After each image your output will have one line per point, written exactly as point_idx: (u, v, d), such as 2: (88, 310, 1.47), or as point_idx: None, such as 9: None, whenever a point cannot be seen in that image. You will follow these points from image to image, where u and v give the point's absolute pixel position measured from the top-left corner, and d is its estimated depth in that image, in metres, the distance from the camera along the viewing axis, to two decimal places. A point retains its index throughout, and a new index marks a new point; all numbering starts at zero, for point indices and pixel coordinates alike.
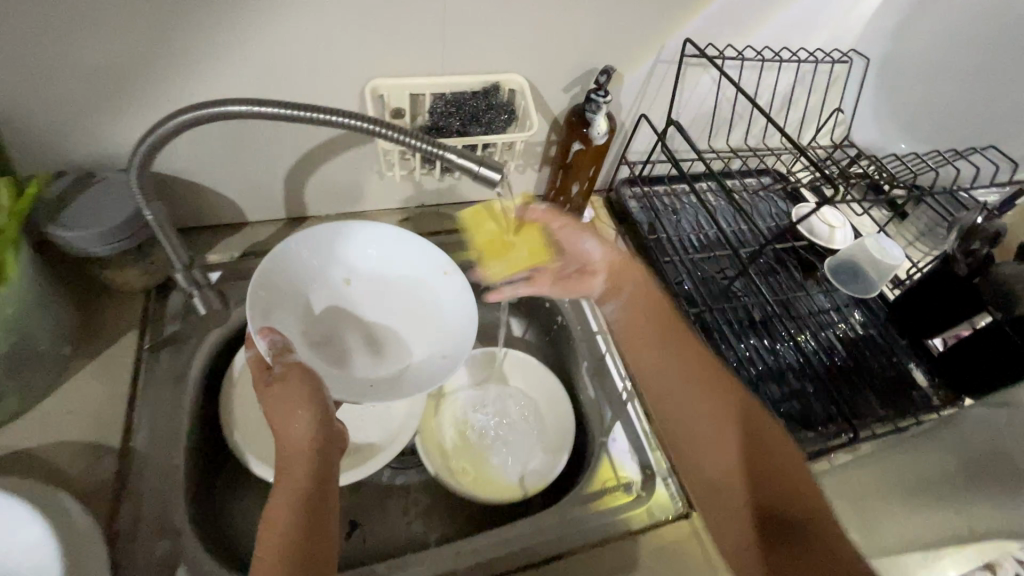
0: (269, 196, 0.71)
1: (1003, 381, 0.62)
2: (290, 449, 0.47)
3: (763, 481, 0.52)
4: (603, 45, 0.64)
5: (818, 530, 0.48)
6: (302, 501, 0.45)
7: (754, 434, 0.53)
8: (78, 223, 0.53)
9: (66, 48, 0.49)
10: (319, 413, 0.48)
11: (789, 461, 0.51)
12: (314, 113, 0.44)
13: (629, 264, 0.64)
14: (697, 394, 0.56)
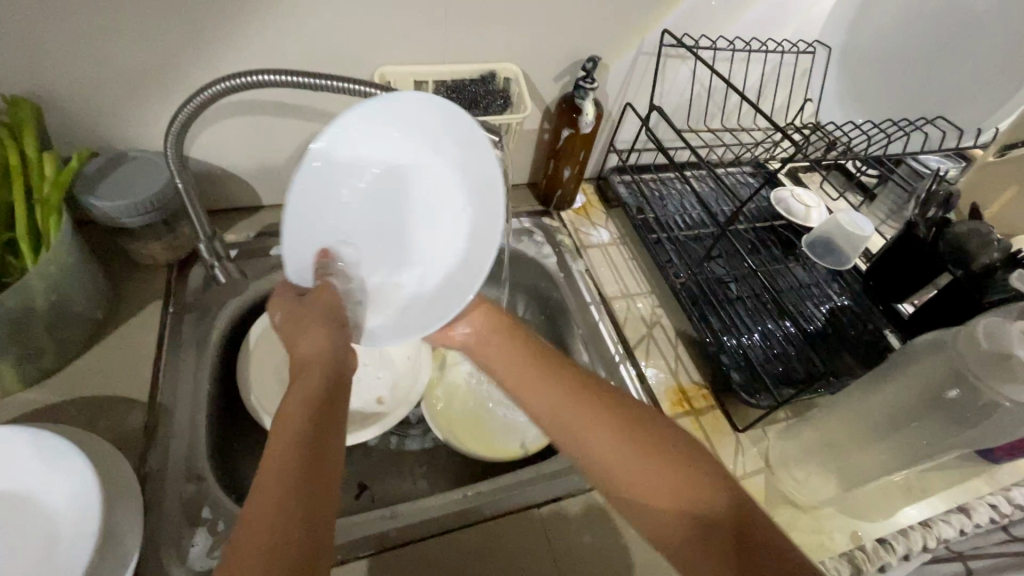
0: (283, 180, 0.76)
1: (949, 321, 0.67)
2: (308, 360, 0.46)
3: (615, 467, 0.43)
4: (590, 36, 0.71)
5: (737, 525, 0.38)
6: (312, 398, 0.41)
7: (618, 410, 0.45)
8: (114, 194, 0.59)
9: (108, 40, 0.55)
10: (332, 323, 0.50)
11: (645, 455, 0.42)
12: (337, 82, 0.51)
13: (496, 318, 0.56)
14: (560, 396, 0.47)
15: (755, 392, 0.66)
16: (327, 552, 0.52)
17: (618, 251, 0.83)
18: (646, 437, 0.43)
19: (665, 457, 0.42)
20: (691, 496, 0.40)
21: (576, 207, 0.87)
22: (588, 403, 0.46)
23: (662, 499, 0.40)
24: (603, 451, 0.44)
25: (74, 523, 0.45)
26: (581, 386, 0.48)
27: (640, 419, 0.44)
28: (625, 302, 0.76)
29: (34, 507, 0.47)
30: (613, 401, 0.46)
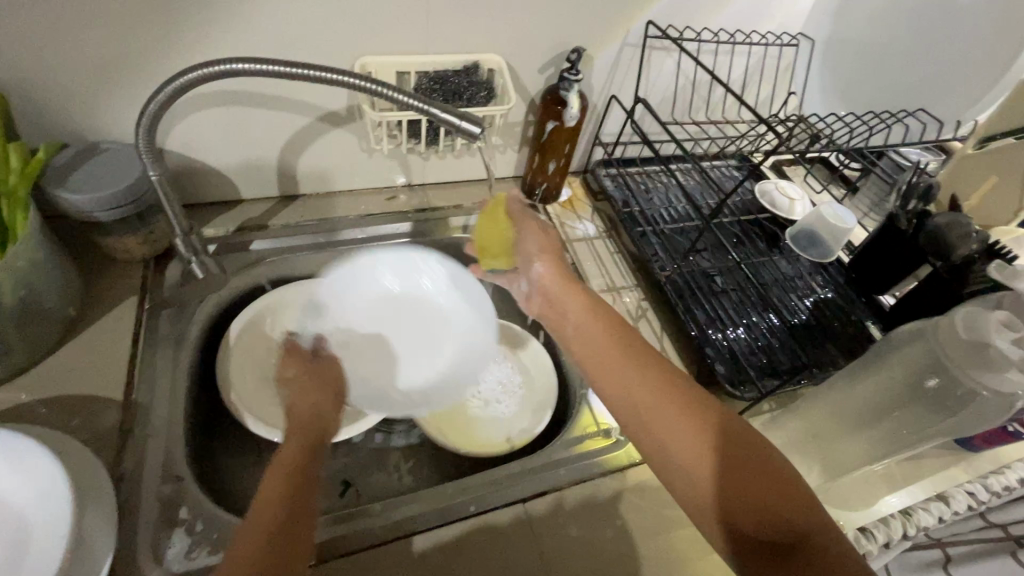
0: (263, 173, 0.74)
1: (928, 313, 0.67)
2: (296, 423, 0.51)
3: (655, 422, 0.43)
4: (574, 27, 0.70)
5: (815, 548, 0.37)
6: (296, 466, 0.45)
7: (692, 409, 0.43)
8: (85, 187, 0.57)
9: (74, 26, 0.53)
10: (326, 385, 0.57)
11: (691, 424, 0.42)
12: (314, 72, 0.50)
13: (566, 288, 0.56)
14: (615, 351, 0.48)
15: (740, 384, 0.66)
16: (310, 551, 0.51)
17: (604, 245, 0.82)
18: (724, 444, 0.41)
19: (742, 468, 0.40)
20: (735, 475, 0.40)
21: (562, 200, 0.87)
22: (663, 397, 0.44)
23: (739, 510, 0.39)
24: (648, 411, 0.44)
25: (45, 524, 0.44)
26: (657, 376, 0.45)
27: (718, 424, 0.42)
28: (612, 296, 0.76)
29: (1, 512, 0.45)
30: (691, 397, 0.44)
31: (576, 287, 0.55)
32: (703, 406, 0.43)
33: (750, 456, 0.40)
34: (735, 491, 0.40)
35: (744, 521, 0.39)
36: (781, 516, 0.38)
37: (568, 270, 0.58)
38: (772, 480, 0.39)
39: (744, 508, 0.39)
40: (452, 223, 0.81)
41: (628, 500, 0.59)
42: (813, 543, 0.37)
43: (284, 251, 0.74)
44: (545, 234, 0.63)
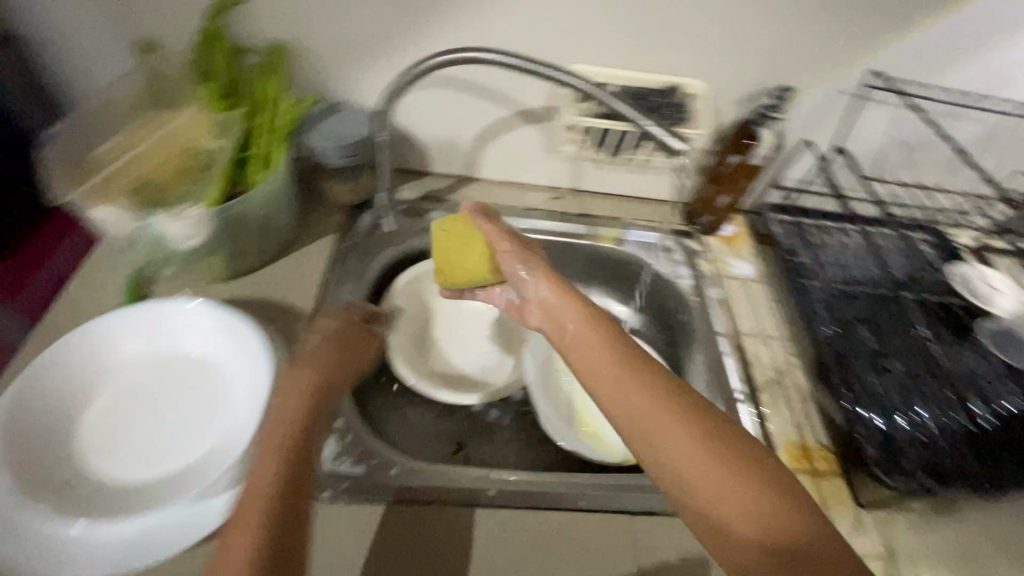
0: (454, 153, 0.83)
1: None
2: (291, 386, 0.53)
3: (665, 450, 0.39)
4: (788, 66, 0.69)
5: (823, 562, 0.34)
6: (285, 453, 0.46)
7: (689, 416, 0.40)
8: (330, 137, 0.69)
9: (357, 7, 0.64)
10: (333, 366, 0.58)
11: (686, 432, 0.39)
12: (549, 70, 0.57)
13: (564, 297, 0.51)
14: (615, 370, 0.44)
15: (893, 472, 0.59)
16: (431, 490, 0.56)
17: (759, 289, 0.79)
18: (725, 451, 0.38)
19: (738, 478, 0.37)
20: (753, 506, 0.36)
21: (722, 235, 0.85)
22: (658, 400, 0.41)
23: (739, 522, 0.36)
24: (661, 432, 0.40)
25: (242, 413, 0.55)
26: (650, 380, 0.43)
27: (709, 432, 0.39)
28: (759, 343, 0.73)
29: (214, 387, 0.57)
30: (688, 403, 0.41)
31: (578, 296, 0.51)
32: (705, 418, 0.40)
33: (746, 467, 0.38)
34: (753, 519, 0.36)
35: (753, 537, 0.35)
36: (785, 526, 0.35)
37: (546, 275, 0.54)
38: (773, 492, 0.37)
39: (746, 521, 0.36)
40: (609, 234, 0.83)
41: None
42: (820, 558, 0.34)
43: None
44: (523, 246, 0.58)
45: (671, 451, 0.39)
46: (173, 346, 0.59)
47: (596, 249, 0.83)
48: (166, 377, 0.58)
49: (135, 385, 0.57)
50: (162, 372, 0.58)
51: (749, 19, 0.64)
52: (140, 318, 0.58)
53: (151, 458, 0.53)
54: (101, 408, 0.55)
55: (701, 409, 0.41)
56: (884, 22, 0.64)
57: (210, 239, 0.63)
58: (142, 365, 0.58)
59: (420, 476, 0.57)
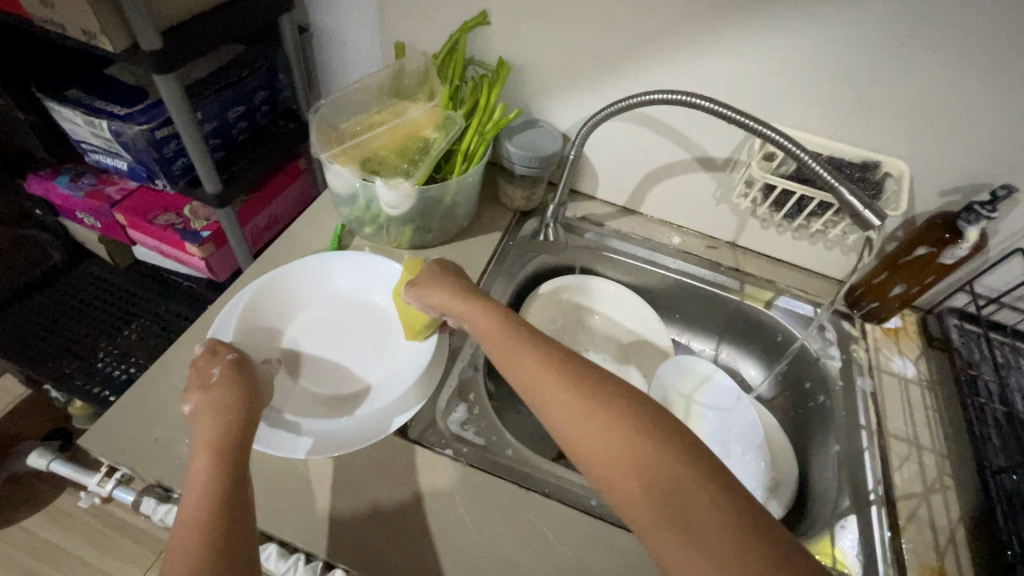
0: (622, 185, 0.88)
1: None
2: (210, 386, 0.49)
3: (601, 469, 0.40)
4: (1014, 164, 0.63)
5: (708, 507, 0.37)
6: (223, 441, 0.44)
7: (582, 386, 0.44)
8: (523, 146, 0.77)
9: (578, 40, 0.72)
10: (241, 371, 0.51)
11: (575, 399, 0.43)
12: (749, 122, 0.60)
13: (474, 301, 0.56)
14: (519, 350, 0.49)
15: None
16: (539, 480, 0.59)
17: (919, 393, 0.72)
18: (610, 410, 0.42)
19: (625, 443, 0.40)
20: (688, 508, 0.37)
21: (886, 327, 0.79)
22: (553, 374, 0.45)
23: (633, 483, 0.39)
24: (609, 460, 0.40)
25: (401, 364, 0.66)
26: (546, 358, 0.47)
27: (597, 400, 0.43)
28: (907, 449, 0.67)
29: (385, 337, 0.69)
30: (579, 373, 0.45)
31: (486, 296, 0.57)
32: (592, 382, 0.44)
33: (632, 426, 0.41)
34: (690, 521, 0.36)
35: (646, 488, 0.38)
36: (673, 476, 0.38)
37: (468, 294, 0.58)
38: (660, 444, 0.40)
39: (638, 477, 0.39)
40: (758, 295, 0.82)
41: None
42: (706, 503, 0.37)
43: (606, 250, 0.86)
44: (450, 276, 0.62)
45: (570, 423, 0.43)
46: (363, 294, 0.73)
47: (742, 306, 0.82)
48: (352, 317, 0.71)
49: (330, 314, 0.71)
50: (351, 311, 0.72)
51: (980, 110, 0.61)
52: (348, 263, 0.73)
53: (329, 376, 0.65)
54: (303, 323, 0.69)
55: (590, 375, 0.45)
56: None
57: (408, 212, 0.74)
58: (338, 300, 0.72)
59: (530, 465, 0.61)
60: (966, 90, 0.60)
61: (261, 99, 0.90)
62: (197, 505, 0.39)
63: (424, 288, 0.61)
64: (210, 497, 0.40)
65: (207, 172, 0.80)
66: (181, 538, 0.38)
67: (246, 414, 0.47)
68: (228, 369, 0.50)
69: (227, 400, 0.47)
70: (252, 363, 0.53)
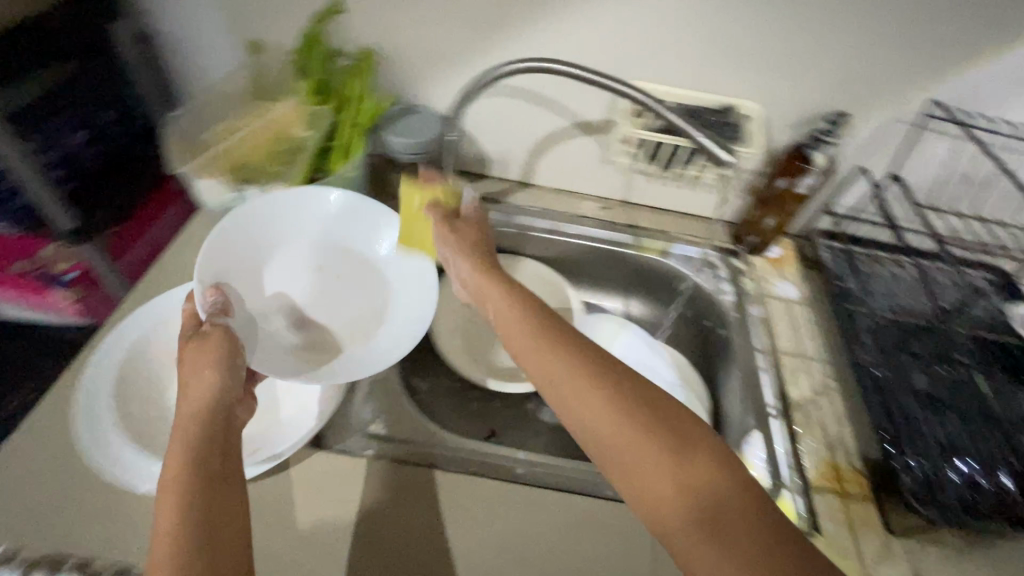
0: (513, 159, 0.88)
1: None
2: (185, 395, 0.49)
3: (602, 419, 0.46)
4: (845, 93, 0.70)
5: (737, 516, 0.40)
6: (202, 437, 0.46)
7: (624, 395, 0.47)
8: (402, 135, 0.76)
9: (438, 20, 0.71)
10: (223, 363, 0.52)
11: (613, 407, 0.46)
12: (603, 80, 0.62)
13: (513, 306, 0.58)
14: (559, 356, 0.51)
15: (927, 502, 0.58)
16: (467, 462, 0.60)
17: (802, 311, 0.79)
18: (650, 417, 0.45)
19: (661, 451, 0.43)
20: (679, 470, 0.42)
21: (769, 256, 0.85)
22: (592, 379, 0.48)
23: (665, 491, 0.42)
24: (645, 469, 0.43)
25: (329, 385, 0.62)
26: (585, 365, 0.49)
27: (633, 406, 0.46)
28: (796, 362, 0.73)
29: (355, 326, 0.70)
30: (619, 380, 0.48)
31: (525, 299, 0.58)
32: (630, 391, 0.47)
33: (669, 435, 0.44)
34: (676, 480, 0.42)
35: (680, 493, 0.41)
36: (705, 485, 0.41)
37: (510, 295, 0.59)
38: (692, 453, 0.43)
39: (669, 485, 0.42)
40: (654, 245, 0.86)
41: None
42: (736, 511, 0.40)
43: (507, 225, 0.87)
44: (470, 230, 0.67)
45: (607, 426, 0.45)
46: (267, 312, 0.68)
47: (641, 258, 0.86)
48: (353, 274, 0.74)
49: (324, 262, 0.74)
50: None
51: (808, 46, 0.67)
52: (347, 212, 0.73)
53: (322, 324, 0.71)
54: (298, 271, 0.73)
55: (628, 385, 0.48)
56: (944, 55, 0.65)
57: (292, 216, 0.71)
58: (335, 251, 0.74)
59: (456, 448, 0.61)
60: (793, 30, 0.65)
61: (110, 120, 0.82)
62: (181, 504, 0.40)
63: (446, 232, 0.67)
64: (185, 498, 0.41)
65: (56, 210, 0.77)
66: (167, 531, 0.39)
67: (216, 413, 0.48)
68: (205, 374, 0.51)
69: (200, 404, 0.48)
70: (228, 343, 0.55)
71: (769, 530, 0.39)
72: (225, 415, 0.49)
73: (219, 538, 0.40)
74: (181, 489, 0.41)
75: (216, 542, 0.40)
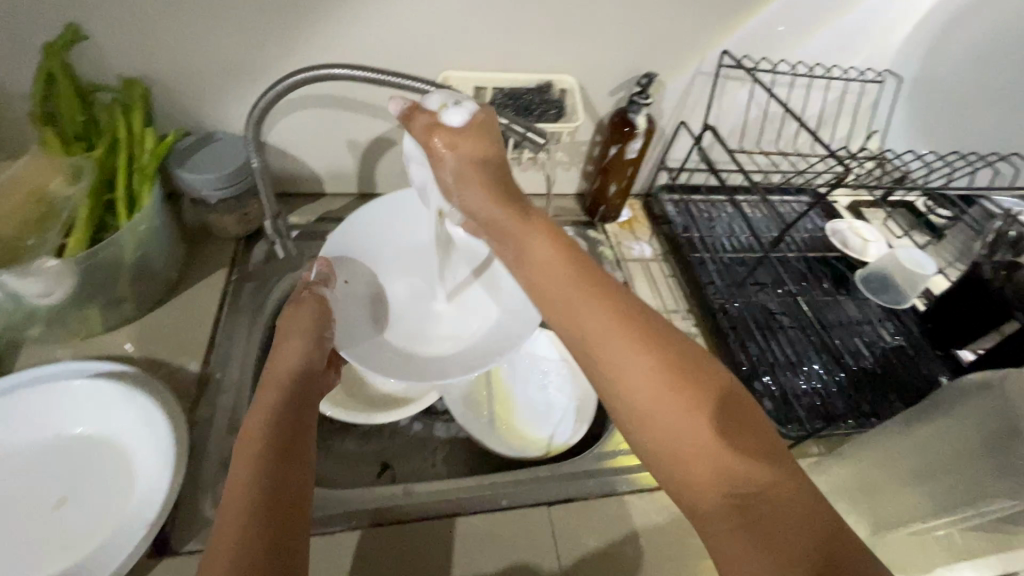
0: (346, 171, 0.81)
1: (980, 337, 0.68)
2: (278, 369, 0.52)
3: (636, 376, 0.39)
4: (648, 53, 0.72)
5: (777, 509, 0.34)
6: (283, 400, 0.48)
7: (669, 351, 0.40)
8: (200, 169, 0.66)
9: (208, 34, 0.63)
10: (309, 337, 0.56)
11: (651, 364, 0.39)
12: (400, 79, 0.54)
13: (545, 258, 0.47)
14: (595, 299, 0.43)
15: (787, 421, 0.63)
16: (346, 517, 0.54)
17: (659, 268, 0.82)
18: (690, 381, 0.38)
19: (699, 421, 0.37)
20: (718, 448, 0.36)
21: (621, 221, 0.88)
22: (636, 330, 0.41)
23: (699, 462, 0.36)
24: (674, 439, 0.37)
25: (153, 477, 0.52)
26: (632, 314, 0.42)
27: (674, 364, 0.39)
28: (661, 318, 0.76)
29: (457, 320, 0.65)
30: (667, 337, 0.41)
31: (559, 244, 0.47)
32: (680, 351, 0.40)
33: (711, 406, 0.38)
34: (726, 467, 0.35)
35: (716, 467, 0.36)
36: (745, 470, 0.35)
37: (533, 242, 0.48)
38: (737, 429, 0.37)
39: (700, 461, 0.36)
40: None
41: (654, 530, 0.57)
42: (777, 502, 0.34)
43: None
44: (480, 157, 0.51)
45: (640, 374, 0.39)
46: (75, 417, 0.55)
47: None
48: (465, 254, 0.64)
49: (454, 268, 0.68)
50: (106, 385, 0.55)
51: (602, 13, 0.67)
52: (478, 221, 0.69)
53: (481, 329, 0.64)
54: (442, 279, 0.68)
55: (680, 345, 0.40)
56: (720, 6, 0.68)
57: (76, 291, 0.58)
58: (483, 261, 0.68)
59: (334, 503, 0.55)
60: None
61: None
62: (251, 470, 0.41)
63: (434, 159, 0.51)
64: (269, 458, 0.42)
65: None
66: (246, 470, 0.41)
67: (301, 397, 0.50)
68: (307, 349, 0.55)
69: (285, 372, 0.52)
70: (321, 306, 0.59)
71: (829, 530, 0.33)
72: (310, 395, 0.51)
73: (286, 488, 0.40)
74: (260, 442, 0.43)
75: (284, 487, 0.40)
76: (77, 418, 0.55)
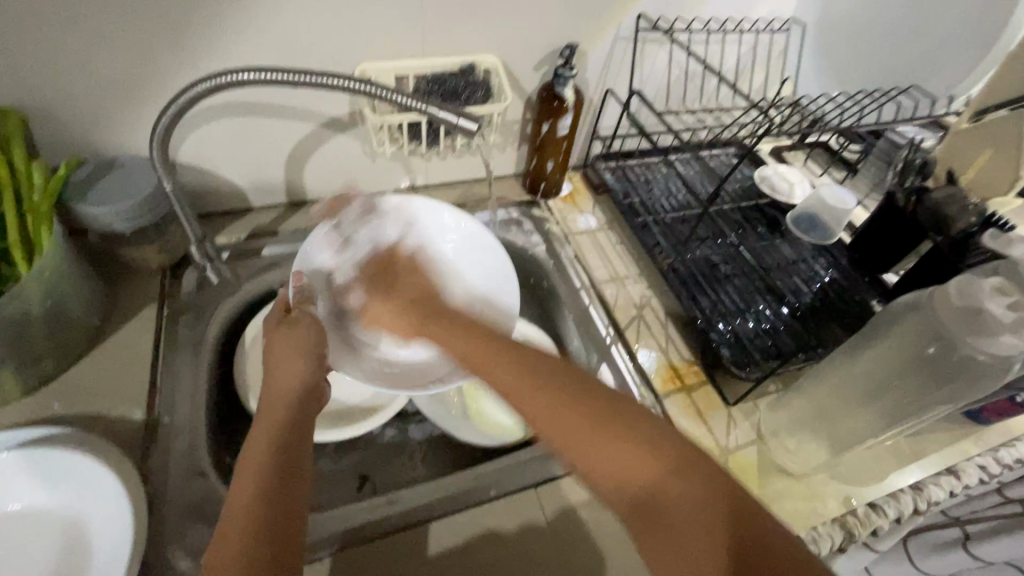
0: (272, 182, 0.76)
1: (900, 261, 0.73)
2: (283, 392, 0.49)
3: (556, 428, 0.40)
4: (566, 24, 0.72)
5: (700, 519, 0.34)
6: (283, 425, 0.45)
7: (585, 403, 0.40)
8: (105, 200, 0.60)
9: (89, 50, 0.56)
10: (309, 356, 0.52)
11: (576, 417, 0.40)
12: (316, 78, 0.50)
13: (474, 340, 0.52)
14: (515, 371, 0.45)
15: (746, 365, 0.66)
16: (331, 539, 0.53)
17: (606, 236, 0.84)
18: (602, 421, 0.39)
19: (621, 454, 0.37)
20: (634, 475, 0.36)
21: (563, 195, 0.88)
22: (552, 388, 0.42)
23: (627, 482, 0.37)
24: (613, 475, 0.37)
25: (113, 542, 0.48)
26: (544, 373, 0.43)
27: (597, 412, 0.39)
28: (615, 285, 0.78)
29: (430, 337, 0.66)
30: (567, 385, 0.42)
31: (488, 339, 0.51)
32: (579, 399, 0.40)
33: (630, 440, 0.37)
34: (635, 487, 0.36)
35: (636, 490, 0.36)
36: (669, 484, 0.35)
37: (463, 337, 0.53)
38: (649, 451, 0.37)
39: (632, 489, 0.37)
40: None
41: None
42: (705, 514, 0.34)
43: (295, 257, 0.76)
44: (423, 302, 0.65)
45: (559, 427, 0.40)
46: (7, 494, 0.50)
47: None
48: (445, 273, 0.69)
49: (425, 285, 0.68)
50: (36, 455, 0.50)
51: None
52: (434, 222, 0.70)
53: None
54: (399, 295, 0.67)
55: (583, 389, 0.41)
56: None
57: None
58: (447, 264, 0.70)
59: (318, 529, 0.53)
60: None
61: None
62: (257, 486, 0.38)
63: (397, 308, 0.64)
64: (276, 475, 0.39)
65: None
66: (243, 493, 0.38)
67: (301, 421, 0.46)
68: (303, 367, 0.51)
69: (282, 397, 0.48)
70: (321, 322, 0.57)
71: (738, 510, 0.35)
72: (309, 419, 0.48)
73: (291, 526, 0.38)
74: (260, 476, 0.39)
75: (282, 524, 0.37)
76: (9, 495, 0.50)
